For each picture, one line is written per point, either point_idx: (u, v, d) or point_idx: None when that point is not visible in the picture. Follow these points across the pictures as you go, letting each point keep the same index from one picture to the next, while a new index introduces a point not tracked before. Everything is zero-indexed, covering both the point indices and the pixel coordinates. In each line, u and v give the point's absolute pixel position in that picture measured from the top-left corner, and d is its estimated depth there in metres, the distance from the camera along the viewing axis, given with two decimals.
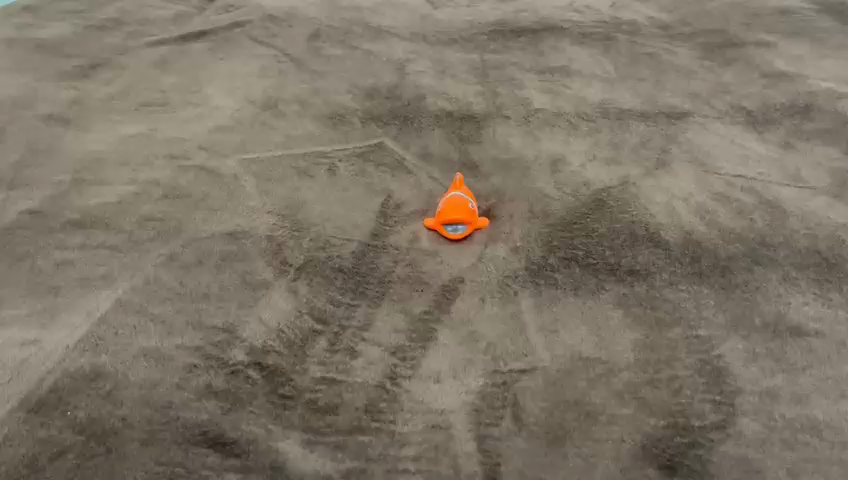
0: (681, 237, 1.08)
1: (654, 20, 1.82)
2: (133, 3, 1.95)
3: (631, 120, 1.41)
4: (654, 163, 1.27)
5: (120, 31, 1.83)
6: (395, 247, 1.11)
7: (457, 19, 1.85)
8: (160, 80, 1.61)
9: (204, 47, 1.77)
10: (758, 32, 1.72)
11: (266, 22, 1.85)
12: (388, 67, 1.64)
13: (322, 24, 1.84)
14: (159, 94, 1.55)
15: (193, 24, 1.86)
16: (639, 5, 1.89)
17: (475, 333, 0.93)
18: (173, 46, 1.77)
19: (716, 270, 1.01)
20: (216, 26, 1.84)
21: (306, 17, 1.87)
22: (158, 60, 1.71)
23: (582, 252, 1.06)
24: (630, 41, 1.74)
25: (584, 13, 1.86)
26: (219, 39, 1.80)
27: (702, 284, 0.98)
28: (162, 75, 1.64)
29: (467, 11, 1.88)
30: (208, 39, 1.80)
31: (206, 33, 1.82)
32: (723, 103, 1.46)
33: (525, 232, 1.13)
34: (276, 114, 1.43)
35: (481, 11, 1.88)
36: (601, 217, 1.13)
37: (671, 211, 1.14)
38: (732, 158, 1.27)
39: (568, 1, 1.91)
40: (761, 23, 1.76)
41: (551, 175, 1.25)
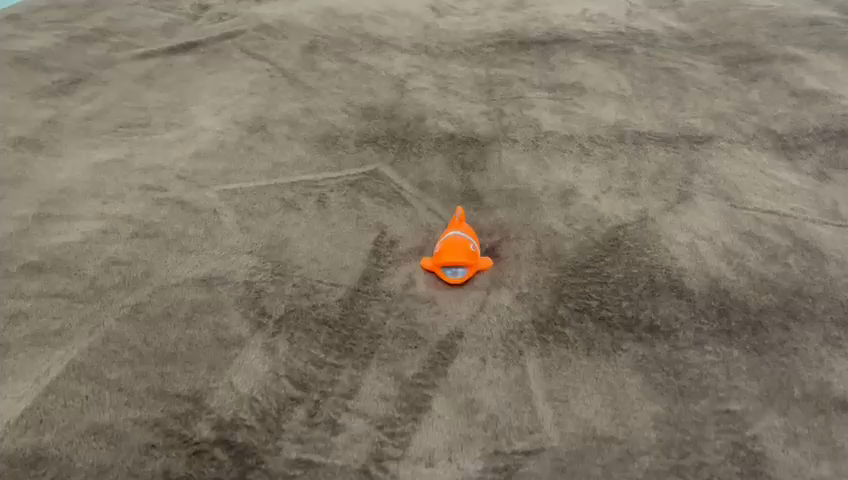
0: (706, 286, 0.96)
1: (673, 31, 1.70)
2: (121, 11, 1.84)
3: (650, 144, 1.29)
4: (675, 196, 1.15)
5: (105, 41, 1.73)
6: (387, 293, 1.00)
7: (462, 28, 1.74)
8: (144, 97, 1.51)
9: (193, 59, 1.66)
10: (785, 46, 1.60)
11: (260, 32, 1.74)
12: (387, 83, 1.53)
13: (319, 34, 1.73)
14: (140, 113, 1.44)
15: (183, 35, 1.76)
16: (656, 14, 1.77)
17: (474, 403, 0.82)
18: (160, 58, 1.67)
19: (747, 328, 0.90)
20: (206, 37, 1.73)
21: (302, 26, 1.76)
22: (143, 74, 1.61)
23: (595, 303, 0.95)
24: (647, 53, 1.62)
25: (599, 22, 1.74)
26: (209, 51, 1.69)
27: (732, 345, 0.87)
28: (145, 91, 1.54)
29: (474, 20, 1.77)
30: (198, 51, 1.70)
31: (195, 45, 1.71)
32: (750, 126, 1.34)
33: (532, 276, 1.01)
34: (264, 137, 1.32)
35: (488, 20, 1.77)
36: (617, 260, 1.02)
37: (695, 253, 1.02)
38: (762, 191, 1.15)
39: (581, 10, 1.79)
40: (789, 36, 1.64)
41: (561, 209, 1.13)
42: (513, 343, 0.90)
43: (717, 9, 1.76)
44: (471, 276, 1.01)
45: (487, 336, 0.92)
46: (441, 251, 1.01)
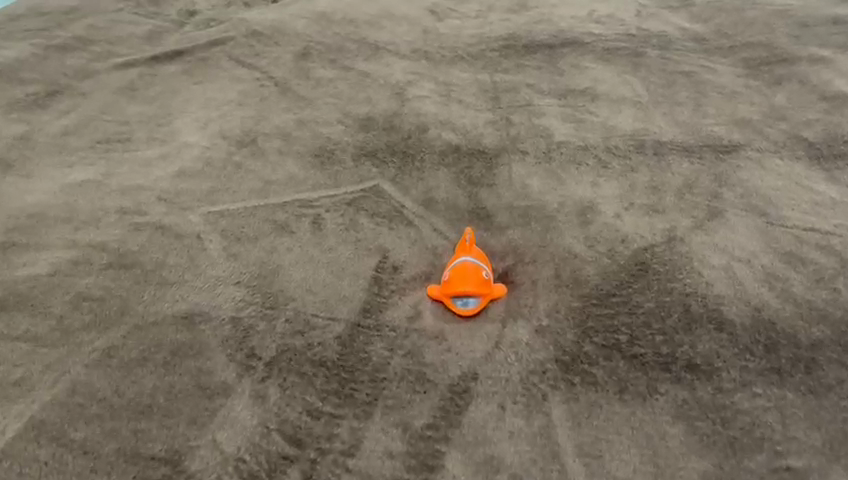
0: (748, 316, 0.86)
1: (687, 31, 1.60)
2: (103, 18, 1.74)
3: (672, 155, 1.19)
4: (704, 212, 1.05)
5: (84, 50, 1.62)
6: (390, 327, 0.89)
7: (463, 32, 1.63)
8: (124, 109, 1.40)
9: (178, 68, 1.56)
10: (809, 46, 1.51)
11: (249, 39, 1.64)
12: (386, 91, 1.43)
13: (311, 41, 1.63)
14: (120, 127, 1.34)
15: (167, 42, 1.65)
16: (668, 14, 1.67)
17: (494, 460, 0.73)
18: (143, 68, 1.56)
19: (798, 366, 0.80)
20: (193, 45, 1.63)
21: (294, 32, 1.66)
22: (125, 85, 1.50)
23: (625, 339, 0.84)
24: (662, 56, 1.52)
25: (608, 23, 1.64)
26: (196, 59, 1.59)
27: (784, 387, 0.77)
28: (126, 103, 1.43)
29: (476, 23, 1.66)
30: (184, 59, 1.59)
31: (181, 53, 1.60)
32: (779, 133, 1.24)
33: (552, 306, 0.91)
34: (254, 152, 1.22)
35: (491, 22, 1.67)
36: (646, 286, 0.91)
37: (732, 277, 0.92)
38: (800, 205, 1.05)
39: (589, 11, 1.69)
40: (811, 36, 1.54)
41: (580, 228, 1.03)
42: (534, 386, 0.80)
43: (733, 7, 1.66)
44: (484, 306, 0.91)
45: (505, 377, 0.81)
46: (451, 278, 0.91)
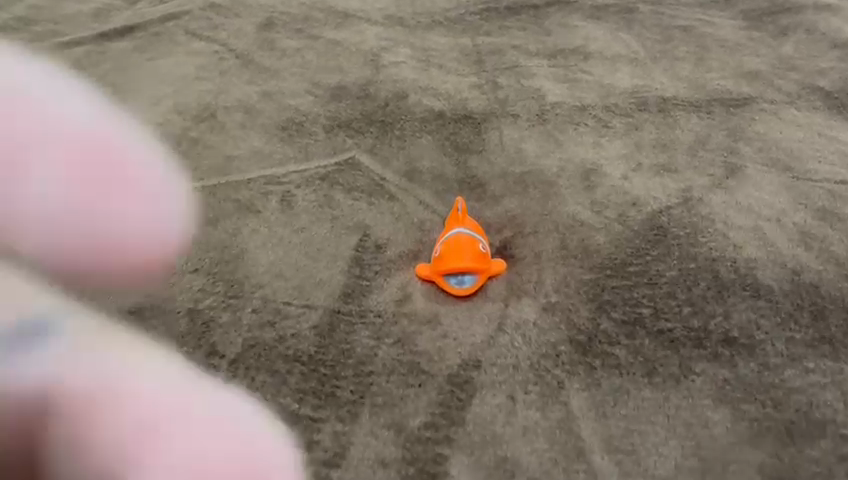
0: (787, 281, 0.75)
1: None
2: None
3: (679, 110, 1.07)
4: (721, 169, 0.93)
5: (25, 28, 1.47)
6: (375, 311, 0.77)
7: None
8: None
9: (129, 45, 1.42)
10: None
11: (207, 12, 1.50)
12: (358, 59, 1.30)
13: (275, 11, 1.49)
14: None
15: (117, 17, 1.50)
16: None
17: (508, 463, 0.62)
18: (91, 45, 1.42)
19: None
20: (146, 21, 1.48)
21: (256, 3, 1.51)
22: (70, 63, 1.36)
23: (648, 312, 0.73)
24: (656, 8, 1.39)
25: None
26: (149, 35, 1.44)
27: (841, 360, 0.67)
28: None
29: None
30: (135, 36, 1.45)
31: (133, 29, 1.46)
32: (792, 83, 1.13)
33: (561, 281, 0.79)
34: (214, 127, 1.09)
35: None
36: (667, 252, 0.80)
37: (762, 238, 0.81)
38: (826, 157, 0.95)
39: None
40: None
41: (585, 193, 0.91)
42: (547, 373, 0.68)
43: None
44: (482, 285, 0.79)
45: (512, 363, 0.70)
46: (442, 254, 0.78)
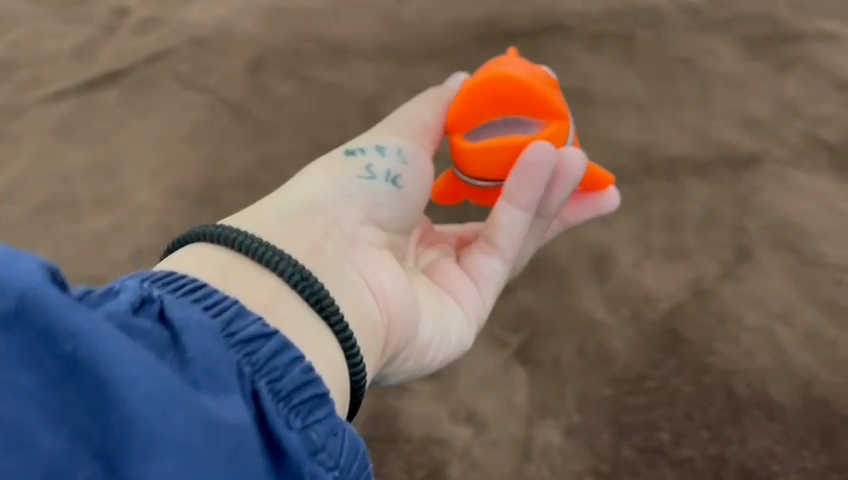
0: (798, 397, 0.87)
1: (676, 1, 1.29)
2: None
3: (686, 175, 1.06)
4: (731, 254, 0.98)
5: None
6: (401, 434, 0.88)
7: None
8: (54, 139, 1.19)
9: (72, 47, 1.31)
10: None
11: (175, 7, 1.36)
12: (346, 101, 1.22)
13: (247, 7, 1.35)
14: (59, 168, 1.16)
15: (60, 7, 1.37)
16: None
17: None
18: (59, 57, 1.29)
19: None
20: (112, 23, 1.34)
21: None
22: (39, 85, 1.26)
23: (668, 438, 0.86)
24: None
25: None
26: (124, 36, 1.32)
27: None
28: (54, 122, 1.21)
29: None
30: (105, 42, 1.31)
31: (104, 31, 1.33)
32: (797, 134, 1.11)
33: (580, 394, 0.89)
34: (219, 215, 1.11)
35: None
36: (682, 365, 0.90)
37: (774, 343, 0.90)
38: (830, 234, 0.99)
39: None
40: None
41: (598, 286, 0.96)
42: None
43: None
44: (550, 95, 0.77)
45: None
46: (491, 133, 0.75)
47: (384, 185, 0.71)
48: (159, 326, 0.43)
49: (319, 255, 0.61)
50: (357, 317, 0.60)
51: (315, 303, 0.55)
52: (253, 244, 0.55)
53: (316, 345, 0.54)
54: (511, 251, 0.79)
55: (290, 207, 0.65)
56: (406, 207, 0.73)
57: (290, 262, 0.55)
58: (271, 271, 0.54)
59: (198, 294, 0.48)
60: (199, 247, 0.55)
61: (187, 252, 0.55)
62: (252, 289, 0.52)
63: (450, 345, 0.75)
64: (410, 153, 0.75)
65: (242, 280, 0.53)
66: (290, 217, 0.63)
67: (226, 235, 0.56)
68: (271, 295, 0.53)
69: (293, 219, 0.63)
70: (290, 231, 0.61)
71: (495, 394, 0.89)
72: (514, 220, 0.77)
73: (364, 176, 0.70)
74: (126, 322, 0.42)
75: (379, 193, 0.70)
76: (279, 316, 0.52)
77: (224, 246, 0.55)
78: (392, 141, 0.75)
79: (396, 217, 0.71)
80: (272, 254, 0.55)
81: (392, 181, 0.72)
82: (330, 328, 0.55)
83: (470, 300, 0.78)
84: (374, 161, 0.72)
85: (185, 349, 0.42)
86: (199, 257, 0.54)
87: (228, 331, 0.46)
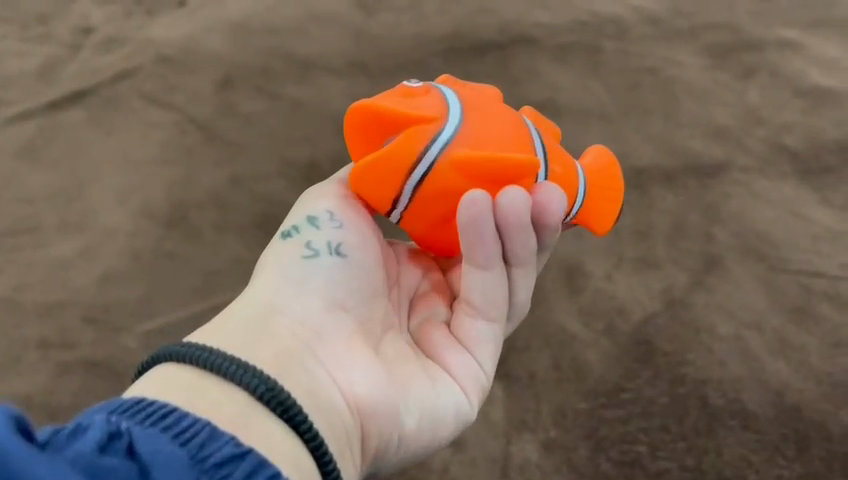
0: (771, 405, 0.88)
1: (639, 11, 1.31)
2: None
3: (654, 185, 1.07)
4: (700, 262, 0.99)
5: None
6: None
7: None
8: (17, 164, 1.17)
9: (35, 67, 1.28)
10: (791, 4, 1.30)
11: (139, 26, 1.34)
12: (315, 117, 1.21)
13: (212, 23, 1.33)
14: (22, 194, 1.14)
15: (21, 27, 1.35)
16: None
17: None
18: (21, 79, 1.26)
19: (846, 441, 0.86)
20: (75, 43, 1.32)
21: (191, 14, 1.35)
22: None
23: (645, 450, 0.86)
24: (635, 4, 1.32)
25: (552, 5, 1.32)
26: (88, 56, 1.30)
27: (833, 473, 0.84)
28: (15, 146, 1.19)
29: (407, 5, 1.35)
30: (68, 63, 1.29)
31: (68, 50, 1.30)
32: (761, 141, 1.12)
33: (557, 409, 0.89)
34: (187, 236, 1.09)
35: (423, 6, 1.34)
36: (656, 376, 0.90)
37: (746, 351, 0.91)
38: (796, 241, 1.01)
39: None
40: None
41: (571, 299, 0.96)
42: None
43: None
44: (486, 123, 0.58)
45: None
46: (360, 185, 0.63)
47: (331, 258, 0.65)
48: (127, 462, 0.38)
49: (286, 359, 0.56)
50: (329, 419, 0.55)
51: (285, 414, 0.50)
52: (218, 360, 0.51)
53: (294, 461, 0.49)
54: (491, 308, 0.66)
55: (251, 311, 0.60)
56: (365, 275, 0.66)
57: (254, 373, 0.51)
58: (238, 385, 0.50)
59: (168, 420, 0.43)
60: (167, 367, 0.51)
61: (151, 375, 0.51)
62: (220, 407, 0.48)
63: (446, 425, 0.65)
64: (345, 215, 0.68)
65: (207, 399, 0.48)
66: (231, 325, 0.58)
67: (188, 351, 0.51)
68: (238, 410, 0.48)
69: (253, 325, 0.58)
70: (255, 337, 0.57)
71: None
72: (485, 276, 0.63)
73: (306, 256, 0.65)
74: (92, 464, 0.37)
75: (329, 267, 0.64)
76: (247, 432, 0.47)
77: (187, 363, 0.51)
78: (322, 206, 0.68)
79: (362, 289, 0.65)
80: (238, 367, 0.51)
81: (337, 253, 0.65)
82: (301, 438, 0.51)
83: (464, 367, 0.67)
84: (311, 235, 0.66)
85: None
86: (160, 378, 0.50)
87: (199, 457, 0.41)
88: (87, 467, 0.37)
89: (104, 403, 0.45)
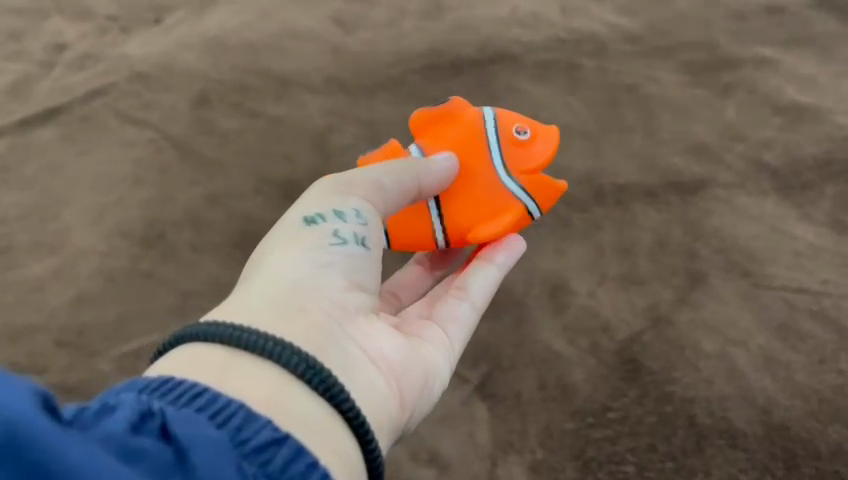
0: (759, 423, 0.87)
1: (617, 29, 1.31)
2: None
3: (636, 201, 1.07)
4: (684, 279, 0.99)
5: None
6: None
7: (370, 15, 1.36)
8: None
9: (6, 84, 1.26)
10: (766, 23, 1.32)
11: (113, 42, 1.32)
12: (295, 134, 1.20)
13: (189, 40, 1.32)
14: None
15: None
16: (593, 5, 1.36)
17: None
18: None
19: (834, 458, 0.85)
20: (48, 60, 1.30)
21: (168, 31, 1.34)
22: None
23: (633, 471, 0.85)
24: (613, 22, 1.32)
25: (531, 23, 1.32)
26: (61, 72, 1.27)
27: None
28: None
29: (386, 22, 1.34)
30: (40, 79, 1.26)
31: (41, 68, 1.28)
32: (741, 158, 1.13)
33: (543, 429, 0.87)
34: (164, 255, 1.07)
35: (402, 24, 1.34)
36: (643, 394, 0.89)
37: (732, 369, 0.91)
38: (778, 257, 1.01)
39: (508, 9, 1.35)
40: (756, 14, 1.33)
41: (556, 317, 0.95)
42: None
43: None
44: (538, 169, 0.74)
45: None
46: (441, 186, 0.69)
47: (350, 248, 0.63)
48: (161, 444, 0.39)
49: (317, 333, 0.56)
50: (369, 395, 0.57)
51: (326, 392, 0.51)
52: (252, 338, 0.51)
53: (335, 439, 0.49)
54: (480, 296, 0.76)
55: (270, 292, 0.58)
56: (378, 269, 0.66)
57: (295, 352, 0.51)
58: (274, 363, 0.50)
59: (198, 400, 0.45)
60: (197, 345, 0.51)
61: (177, 356, 0.51)
62: (255, 387, 0.48)
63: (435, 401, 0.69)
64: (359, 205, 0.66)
65: (243, 378, 0.48)
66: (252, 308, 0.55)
67: (219, 331, 0.51)
68: (273, 388, 0.49)
69: (278, 306, 0.56)
70: (284, 313, 0.56)
71: (458, 433, 0.88)
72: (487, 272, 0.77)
73: (333, 244, 0.62)
74: (126, 445, 0.38)
75: (350, 257, 0.63)
76: (285, 413, 0.48)
77: (217, 341, 0.51)
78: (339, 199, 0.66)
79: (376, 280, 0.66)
80: (279, 345, 0.51)
81: (359, 242, 0.64)
82: (344, 416, 0.51)
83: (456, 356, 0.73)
84: (337, 225, 0.63)
85: (193, 468, 0.39)
86: (190, 359, 0.50)
87: (239, 439, 0.43)
88: (120, 449, 0.38)
89: (129, 383, 0.47)
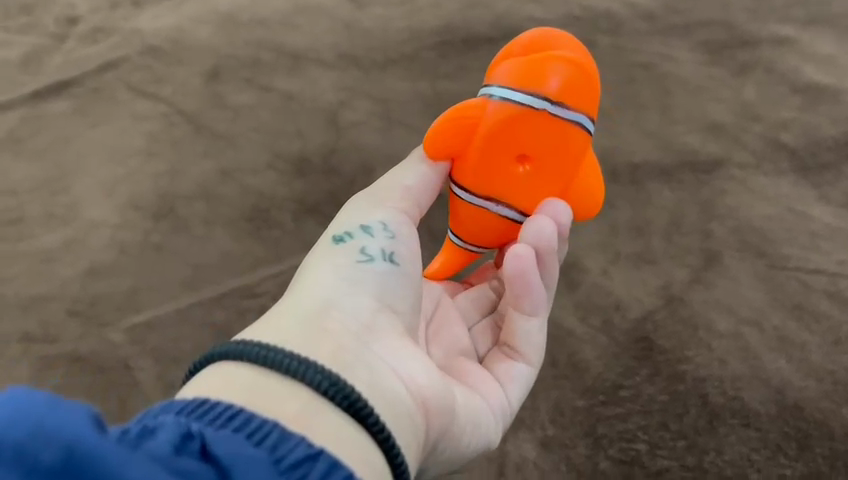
0: (773, 403, 0.87)
1: (633, 7, 1.29)
2: None
3: (650, 180, 1.06)
4: (698, 259, 0.98)
5: None
6: None
7: None
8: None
9: (17, 56, 1.25)
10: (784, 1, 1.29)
11: (124, 16, 1.31)
12: (306, 109, 1.19)
13: (200, 15, 1.31)
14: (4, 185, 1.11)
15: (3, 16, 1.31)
16: None
17: None
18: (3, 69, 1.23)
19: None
20: (59, 33, 1.29)
21: (180, 5, 1.33)
22: None
23: (644, 450, 0.84)
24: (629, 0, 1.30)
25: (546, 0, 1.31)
26: (72, 46, 1.27)
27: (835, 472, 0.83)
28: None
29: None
30: (51, 52, 1.26)
31: (52, 41, 1.27)
32: (758, 137, 1.11)
33: (555, 406, 0.87)
34: (175, 228, 1.07)
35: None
36: (655, 373, 0.89)
37: (746, 349, 0.90)
38: (794, 237, 1.00)
39: None
40: None
41: (568, 295, 0.95)
42: None
43: None
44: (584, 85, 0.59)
45: None
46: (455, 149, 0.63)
47: (380, 266, 0.62)
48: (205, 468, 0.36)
49: (343, 352, 0.53)
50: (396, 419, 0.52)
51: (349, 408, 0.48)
52: (279, 356, 0.48)
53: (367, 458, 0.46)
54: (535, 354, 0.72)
55: (298, 312, 0.56)
56: (410, 285, 0.64)
57: (318, 369, 0.48)
58: (298, 381, 0.47)
59: (236, 420, 0.41)
60: (224, 365, 0.48)
61: (204, 377, 0.48)
62: (281, 404, 0.45)
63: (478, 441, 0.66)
64: (395, 223, 0.66)
65: (266, 393, 0.45)
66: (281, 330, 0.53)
67: (246, 349, 0.48)
68: (300, 405, 0.45)
69: (304, 326, 0.54)
70: (310, 332, 0.53)
71: None
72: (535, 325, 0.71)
73: (362, 261, 0.62)
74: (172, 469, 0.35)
75: (381, 276, 0.62)
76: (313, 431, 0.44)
77: (244, 360, 0.48)
78: (375, 216, 0.66)
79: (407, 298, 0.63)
80: (299, 363, 0.48)
81: (389, 260, 0.63)
82: (368, 430, 0.48)
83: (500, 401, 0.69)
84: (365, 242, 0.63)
85: None
86: (218, 380, 0.47)
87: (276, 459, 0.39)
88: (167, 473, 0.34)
89: (164, 405, 0.44)
